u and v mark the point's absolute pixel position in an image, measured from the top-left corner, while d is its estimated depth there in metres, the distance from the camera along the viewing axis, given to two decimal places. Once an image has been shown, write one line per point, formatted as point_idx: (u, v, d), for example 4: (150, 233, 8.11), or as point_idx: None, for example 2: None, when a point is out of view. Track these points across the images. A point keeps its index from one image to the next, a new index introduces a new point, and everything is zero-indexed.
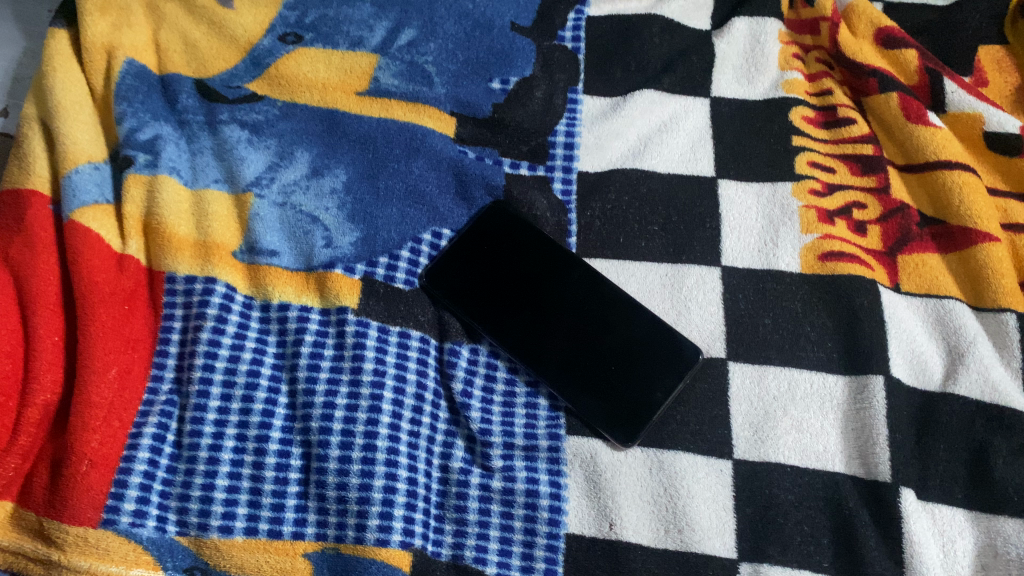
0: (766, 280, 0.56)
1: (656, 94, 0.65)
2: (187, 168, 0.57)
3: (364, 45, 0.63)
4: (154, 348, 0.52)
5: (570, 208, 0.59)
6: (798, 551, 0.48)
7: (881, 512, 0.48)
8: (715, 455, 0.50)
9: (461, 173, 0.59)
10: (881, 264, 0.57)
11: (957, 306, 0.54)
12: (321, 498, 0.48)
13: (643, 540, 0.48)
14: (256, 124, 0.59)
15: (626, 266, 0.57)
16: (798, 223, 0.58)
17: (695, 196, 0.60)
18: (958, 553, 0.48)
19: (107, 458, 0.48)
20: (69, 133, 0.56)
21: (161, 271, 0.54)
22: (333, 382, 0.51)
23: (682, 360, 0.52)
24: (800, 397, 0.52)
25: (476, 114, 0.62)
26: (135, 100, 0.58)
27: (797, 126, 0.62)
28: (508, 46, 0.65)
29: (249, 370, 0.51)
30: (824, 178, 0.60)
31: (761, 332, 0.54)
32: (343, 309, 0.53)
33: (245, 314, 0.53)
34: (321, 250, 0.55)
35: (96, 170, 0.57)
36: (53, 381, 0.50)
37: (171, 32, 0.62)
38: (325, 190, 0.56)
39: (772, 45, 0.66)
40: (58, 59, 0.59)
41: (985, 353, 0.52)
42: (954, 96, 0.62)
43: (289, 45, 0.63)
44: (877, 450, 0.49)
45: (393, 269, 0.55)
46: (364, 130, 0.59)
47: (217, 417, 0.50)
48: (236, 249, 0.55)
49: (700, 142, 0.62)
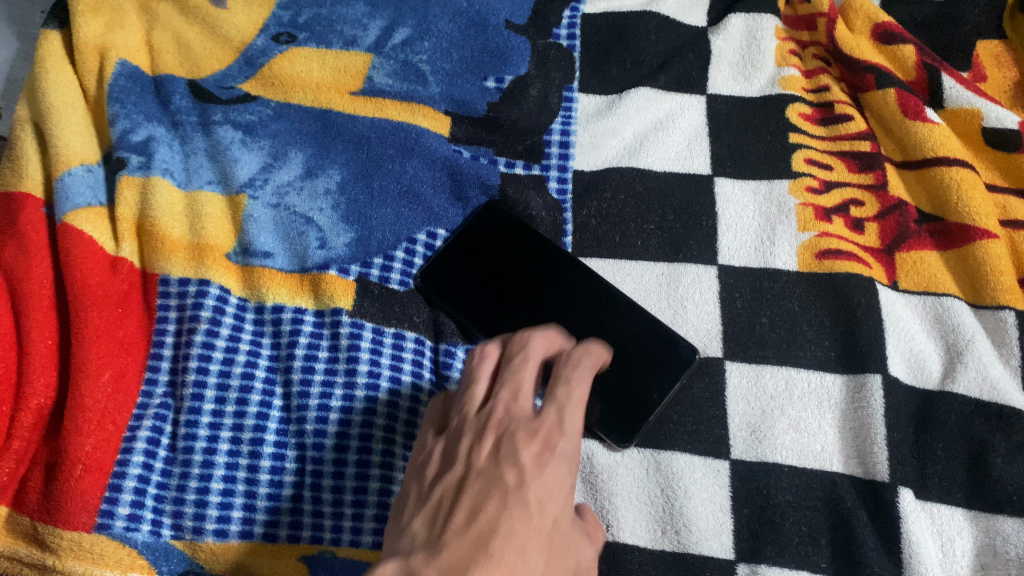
0: (762, 279, 0.56)
1: (652, 91, 0.64)
2: (181, 169, 0.57)
3: (359, 44, 0.63)
4: (148, 350, 0.52)
5: (565, 207, 0.59)
6: (797, 551, 0.47)
7: (879, 512, 0.48)
8: (712, 455, 0.50)
9: (456, 173, 0.59)
10: (879, 262, 0.56)
11: (955, 303, 0.54)
12: (315, 501, 0.48)
13: (640, 541, 0.48)
14: (249, 124, 0.58)
15: (622, 265, 0.57)
16: (795, 221, 0.58)
17: (691, 194, 0.60)
18: (956, 552, 0.47)
19: (101, 463, 0.48)
20: (62, 135, 0.56)
21: (156, 274, 0.54)
22: (328, 384, 0.51)
23: (678, 359, 0.51)
24: (797, 396, 0.51)
25: (470, 113, 0.62)
26: (128, 102, 0.58)
27: (794, 123, 0.62)
28: (503, 44, 0.65)
29: (243, 372, 0.51)
30: (821, 175, 0.60)
31: (759, 331, 0.54)
32: (338, 311, 0.52)
33: (238, 317, 0.53)
34: (315, 251, 0.54)
35: (89, 172, 0.56)
36: (46, 384, 0.50)
37: (164, 33, 0.62)
38: (319, 190, 0.56)
39: (768, 41, 0.66)
40: (51, 60, 0.59)
41: (984, 351, 0.52)
42: (952, 92, 0.61)
43: (282, 45, 0.62)
44: (875, 449, 0.49)
45: (388, 270, 0.55)
46: (358, 130, 0.59)
47: (211, 421, 0.50)
48: (230, 251, 0.55)
49: (696, 139, 0.62)
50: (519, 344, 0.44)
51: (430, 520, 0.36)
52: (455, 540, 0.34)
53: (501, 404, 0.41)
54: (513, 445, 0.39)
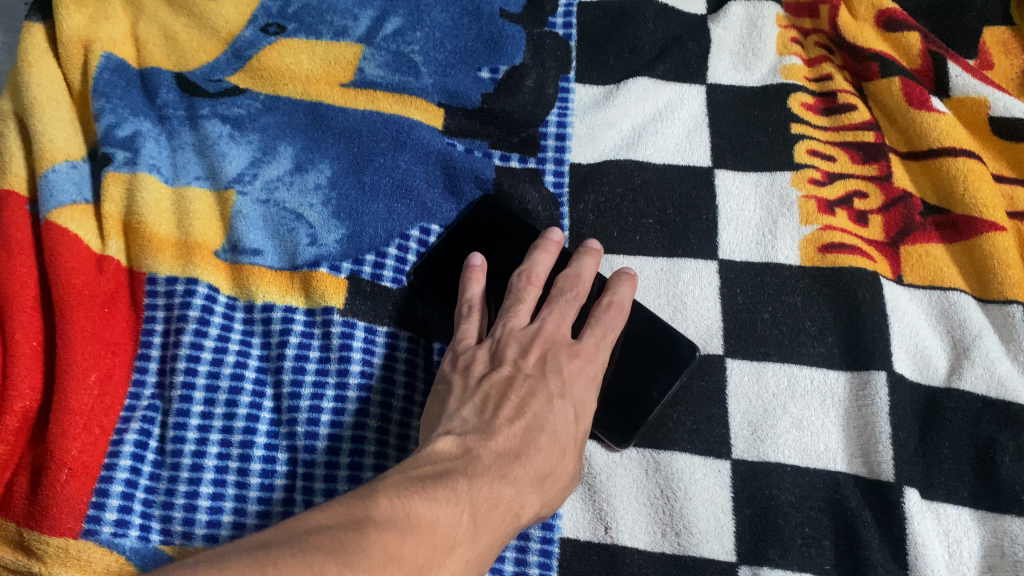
0: (764, 273, 0.54)
1: (650, 81, 0.63)
2: (168, 165, 0.56)
3: (349, 34, 0.61)
4: (136, 350, 0.51)
5: (562, 201, 0.58)
6: (799, 553, 0.46)
7: (885, 512, 0.47)
8: (712, 455, 0.49)
9: (449, 167, 0.58)
10: (883, 255, 0.55)
11: (961, 298, 0.53)
12: (307, 503, 0.47)
13: (640, 544, 0.47)
14: (238, 119, 0.57)
15: (620, 260, 0.55)
16: (797, 214, 0.56)
17: (691, 187, 0.58)
18: (963, 554, 0.46)
19: (87, 467, 0.47)
20: (46, 130, 0.55)
21: (143, 272, 0.52)
22: (319, 385, 0.49)
23: (677, 357, 0.50)
24: (800, 393, 0.50)
25: (464, 105, 0.61)
26: (114, 96, 0.57)
27: (796, 113, 0.61)
28: (497, 34, 0.63)
29: (233, 373, 0.50)
30: (824, 167, 0.58)
31: (760, 328, 0.53)
32: (329, 310, 0.51)
33: (228, 315, 0.52)
34: (305, 249, 0.53)
35: (74, 168, 0.55)
36: (31, 387, 0.49)
37: (150, 25, 0.60)
38: (309, 186, 0.55)
39: (769, 29, 0.65)
40: (33, 53, 0.58)
41: (991, 347, 0.51)
42: (958, 80, 0.60)
43: (271, 37, 0.61)
44: (880, 448, 0.48)
45: (380, 267, 0.54)
46: (349, 123, 0.57)
47: (201, 423, 0.48)
48: (218, 249, 0.53)
49: (695, 130, 0.61)
50: (567, 281, 0.49)
51: (479, 407, 0.43)
52: (506, 429, 0.41)
53: (550, 321, 0.47)
54: (556, 359, 0.46)
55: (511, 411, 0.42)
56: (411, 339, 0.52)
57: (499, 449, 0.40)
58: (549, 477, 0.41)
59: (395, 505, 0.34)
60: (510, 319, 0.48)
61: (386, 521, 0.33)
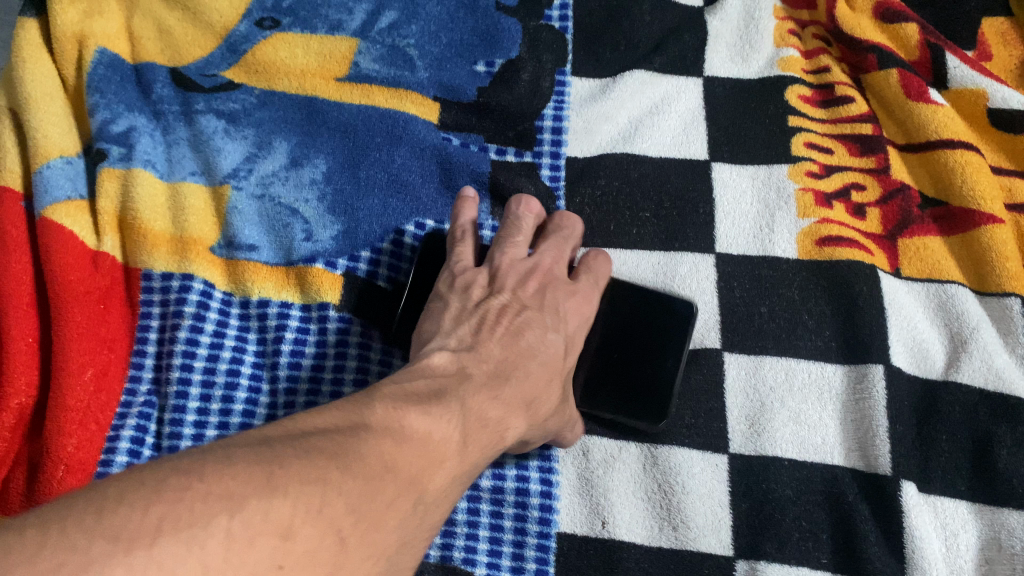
0: (761, 267, 0.54)
1: (647, 74, 0.63)
2: (163, 160, 0.56)
3: (345, 28, 0.61)
4: (132, 347, 0.51)
5: (558, 195, 0.58)
6: (796, 547, 0.46)
7: (882, 506, 0.47)
8: (710, 450, 0.49)
9: (446, 162, 0.57)
10: (881, 248, 0.55)
11: (959, 291, 0.53)
12: None
13: (636, 538, 0.47)
14: (232, 113, 0.57)
15: (617, 255, 0.55)
16: (794, 207, 0.56)
17: (688, 179, 0.58)
18: (960, 547, 0.46)
19: (83, 463, 0.47)
20: (41, 126, 0.55)
21: (138, 268, 0.52)
22: (315, 381, 0.50)
23: (673, 313, 0.50)
24: (797, 387, 0.50)
25: (460, 99, 0.60)
26: (108, 92, 0.56)
27: (793, 106, 0.60)
28: (493, 28, 0.63)
29: (229, 370, 0.50)
30: (821, 159, 0.58)
31: (757, 321, 0.52)
32: (325, 306, 0.51)
33: (224, 311, 0.52)
34: (301, 244, 0.53)
35: (69, 164, 0.55)
36: (27, 383, 0.49)
37: (144, 19, 0.60)
38: (305, 181, 0.55)
39: (766, 22, 0.64)
40: (28, 49, 0.57)
41: (989, 339, 0.51)
42: (956, 72, 0.60)
43: (266, 31, 0.61)
44: (877, 442, 0.48)
45: (376, 264, 0.53)
46: (344, 117, 0.57)
47: (197, 419, 0.48)
48: (213, 244, 0.53)
49: (693, 123, 0.60)
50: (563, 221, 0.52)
51: (475, 327, 0.44)
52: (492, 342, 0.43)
53: (547, 257, 0.50)
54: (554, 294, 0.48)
55: (506, 338, 0.43)
56: (385, 351, 0.51)
57: (491, 369, 0.41)
58: (537, 403, 0.42)
59: (391, 416, 0.34)
60: (508, 249, 0.49)
61: (381, 429, 0.32)
